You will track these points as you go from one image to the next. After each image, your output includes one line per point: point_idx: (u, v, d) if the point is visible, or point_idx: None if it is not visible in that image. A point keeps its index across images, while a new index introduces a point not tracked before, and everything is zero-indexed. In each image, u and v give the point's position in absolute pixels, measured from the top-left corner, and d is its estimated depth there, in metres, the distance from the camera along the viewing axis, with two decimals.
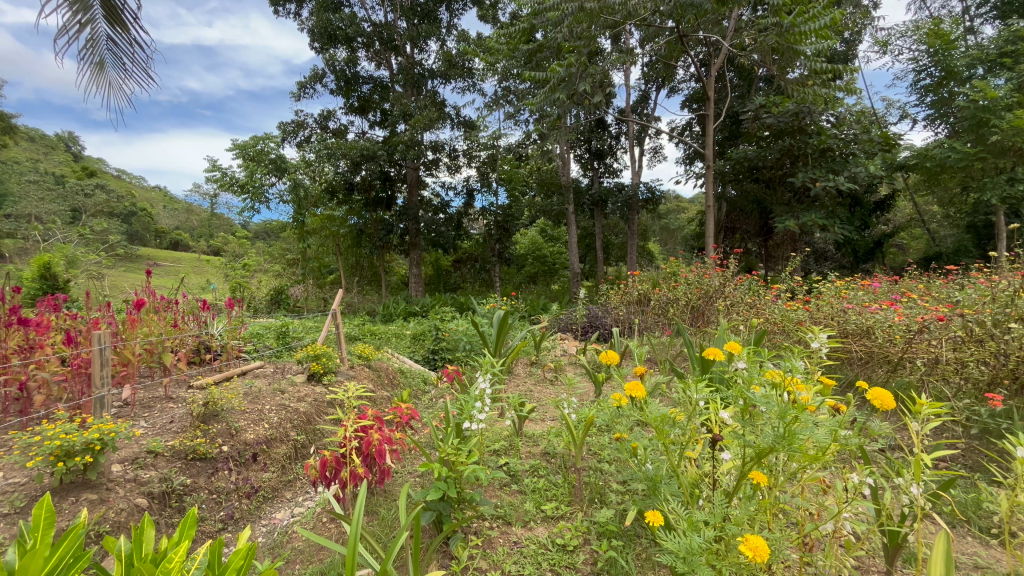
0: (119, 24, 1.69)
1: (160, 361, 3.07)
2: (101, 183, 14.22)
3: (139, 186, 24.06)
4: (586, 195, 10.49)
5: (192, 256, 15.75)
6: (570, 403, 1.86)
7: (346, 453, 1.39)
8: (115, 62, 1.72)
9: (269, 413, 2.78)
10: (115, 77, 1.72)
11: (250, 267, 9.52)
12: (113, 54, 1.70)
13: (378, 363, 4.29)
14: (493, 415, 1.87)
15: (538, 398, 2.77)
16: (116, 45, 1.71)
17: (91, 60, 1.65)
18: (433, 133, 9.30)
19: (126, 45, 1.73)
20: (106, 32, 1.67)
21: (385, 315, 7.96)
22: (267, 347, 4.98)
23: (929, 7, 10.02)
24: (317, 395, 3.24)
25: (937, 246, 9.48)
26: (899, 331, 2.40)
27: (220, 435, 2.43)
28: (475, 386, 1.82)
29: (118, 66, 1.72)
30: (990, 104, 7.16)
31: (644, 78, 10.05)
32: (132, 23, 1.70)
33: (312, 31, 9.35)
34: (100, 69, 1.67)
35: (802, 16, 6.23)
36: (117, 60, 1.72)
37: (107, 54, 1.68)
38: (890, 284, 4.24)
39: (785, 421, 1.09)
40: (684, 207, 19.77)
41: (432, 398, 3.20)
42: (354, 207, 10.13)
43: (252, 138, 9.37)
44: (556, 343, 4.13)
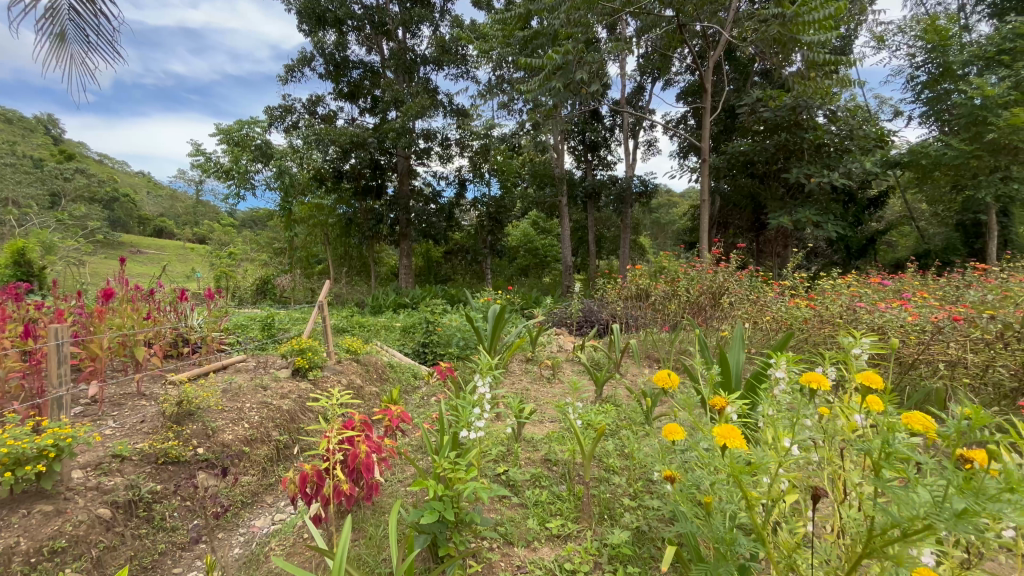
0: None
1: (133, 355, 2.89)
2: (81, 167, 13.77)
3: (122, 171, 23.45)
4: (579, 186, 10.33)
5: (176, 243, 15.39)
6: (575, 406, 1.75)
7: (329, 467, 1.24)
8: (78, 33, 1.57)
9: (249, 411, 2.62)
10: (78, 50, 1.57)
11: (236, 256, 9.26)
12: (76, 25, 1.55)
13: (367, 357, 4.13)
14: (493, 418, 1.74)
15: (536, 398, 2.64)
16: (80, 15, 1.56)
17: (52, 30, 1.50)
18: (425, 120, 9.07)
19: (90, 16, 1.58)
20: (68, 1, 1.51)
21: (375, 307, 7.77)
22: (251, 339, 4.80)
23: (925, 4, 9.93)
24: (301, 391, 3.09)
25: (926, 243, 9.52)
26: (914, 331, 2.28)
27: (196, 436, 2.27)
28: (473, 389, 1.67)
29: (80, 40, 1.57)
30: (986, 102, 7.10)
31: (640, 69, 9.88)
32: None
33: (300, 12, 9.03)
34: (62, 40, 1.52)
35: (806, 7, 6.00)
36: (81, 31, 1.57)
37: (69, 24, 1.53)
38: (888, 281, 4.16)
39: (971, 496, 0.77)
40: (676, 202, 19.76)
41: (423, 396, 3.07)
42: (343, 195, 9.86)
43: (237, 122, 9.05)
44: (553, 338, 4.01)
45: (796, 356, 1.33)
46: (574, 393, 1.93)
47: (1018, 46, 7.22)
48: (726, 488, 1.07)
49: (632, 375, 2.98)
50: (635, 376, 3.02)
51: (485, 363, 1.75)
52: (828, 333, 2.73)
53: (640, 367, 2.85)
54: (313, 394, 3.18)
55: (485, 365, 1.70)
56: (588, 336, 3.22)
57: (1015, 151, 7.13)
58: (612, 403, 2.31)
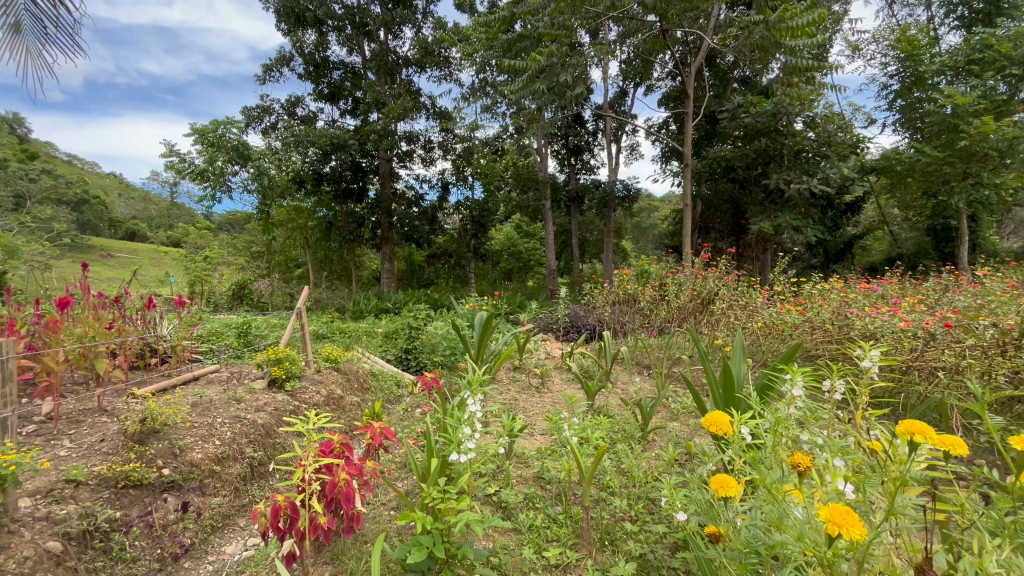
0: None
1: (93, 368, 2.70)
2: (47, 167, 13.21)
3: (91, 172, 22.66)
4: (563, 190, 10.31)
5: (149, 247, 14.90)
6: (571, 421, 1.67)
7: (304, 499, 1.13)
8: (34, 23, 1.84)
9: (220, 426, 2.47)
10: (33, 41, 1.84)
11: (212, 260, 8.95)
12: (31, 16, 1.82)
13: (347, 366, 3.99)
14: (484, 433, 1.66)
15: (525, 410, 2.54)
16: (36, 6, 1.84)
17: (7, 21, 1.78)
18: (407, 122, 8.93)
19: (46, 7, 1.85)
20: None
21: (356, 312, 7.60)
22: (226, 347, 4.59)
23: (897, 15, 10.20)
24: (278, 404, 2.94)
25: (899, 248, 9.76)
26: (908, 337, 2.28)
27: (161, 456, 2.10)
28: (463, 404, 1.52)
29: (36, 31, 1.84)
30: (958, 110, 7.28)
31: (623, 74, 9.92)
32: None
33: (278, 11, 8.81)
34: (17, 31, 1.80)
35: (790, 12, 6.03)
36: (36, 23, 1.84)
37: (23, 15, 1.80)
38: (870, 286, 4.18)
39: None
40: (657, 206, 19.95)
41: (406, 407, 2.95)
42: (323, 198, 9.64)
43: (212, 121, 8.79)
44: (540, 345, 3.92)
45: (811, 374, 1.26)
46: (568, 405, 1.87)
47: (986, 57, 7.43)
48: (781, 545, 0.91)
49: (623, 384, 2.90)
50: (626, 384, 2.95)
51: (472, 376, 1.66)
52: (818, 340, 2.73)
53: (632, 376, 2.78)
54: (291, 407, 3.03)
55: (474, 378, 1.60)
56: (577, 343, 3.14)
57: (986, 158, 7.33)
58: (604, 415, 2.24)
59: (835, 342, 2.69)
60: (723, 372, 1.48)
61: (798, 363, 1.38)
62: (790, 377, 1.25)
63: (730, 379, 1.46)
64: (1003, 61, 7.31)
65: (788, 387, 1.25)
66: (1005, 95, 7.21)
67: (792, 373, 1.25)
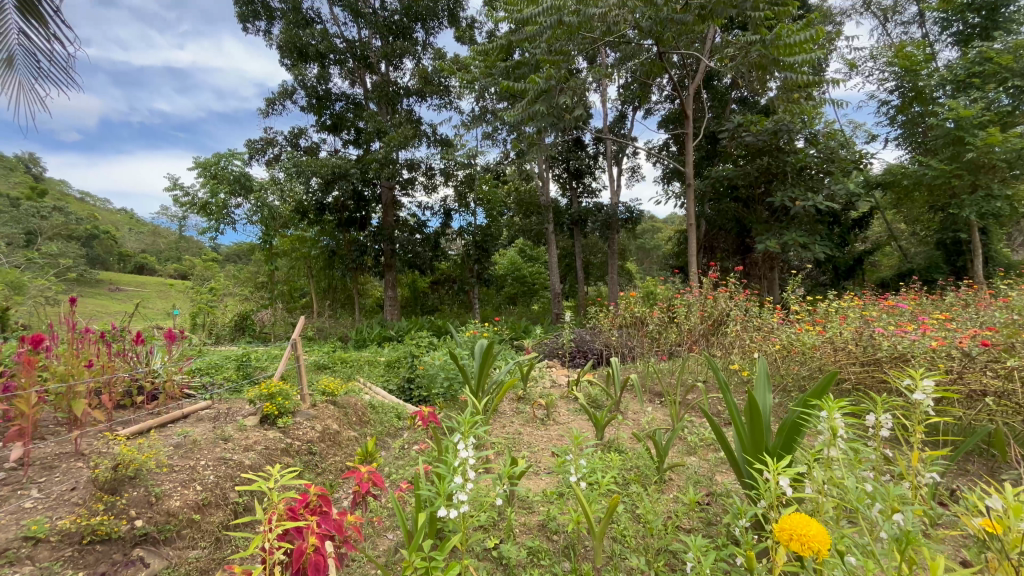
0: (36, 17, 1.77)
1: (73, 408, 2.56)
2: (58, 205, 13.39)
3: (103, 208, 23.10)
4: (565, 214, 10.25)
5: (157, 279, 14.97)
6: (579, 464, 1.52)
7: (265, 569, 0.99)
8: (28, 58, 1.79)
9: (203, 469, 2.30)
10: (26, 74, 1.79)
11: (217, 291, 8.88)
12: (25, 50, 1.77)
13: (345, 399, 3.81)
14: (482, 480, 1.49)
15: (529, 446, 2.36)
16: (30, 40, 1.80)
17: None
18: (408, 150, 8.96)
19: (43, 41, 1.80)
20: (19, 27, 1.77)
21: (358, 340, 7.47)
22: (223, 382, 4.45)
23: (891, 34, 10.26)
24: (268, 444, 2.78)
25: (909, 263, 9.57)
26: (942, 358, 2.13)
27: (135, 505, 1.95)
28: (455, 450, 1.35)
29: (30, 64, 1.79)
30: (963, 122, 7.16)
31: (621, 98, 9.99)
32: (50, 17, 1.78)
33: (281, 46, 8.99)
34: (9, 65, 1.75)
35: (787, 30, 6.02)
36: (29, 57, 1.78)
37: (18, 50, 1.77)
38: (889, 302, 3.99)
39: None
40: (660, 228, 19.92)
41: (403, 444, 2.77)
42: (326, 227, 9.64)
43: (214, 155, 8.87)
44: (546, 372, 3.75)
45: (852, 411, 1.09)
46: (574, 444, 1.71)
47: (987, 69, 7.37)
48: None
49: (634, 414, 2.72)
50: (637, 414, 2.76)
51: (465, 415, 1.49)
52: (842, 362, 2.55)
53: (643, 405, 2.61)
54: (282, 445, 2.87)
55: (465, 419, 1.43)
56: (584, 371, 2.97)
57: (993, 170, 7.20)
58: (614, 451, 2.06)
59: (861, 365, 2.51)
60: (748, 407, 1.28)
61: (831, 397, 1.21)
62: (828, 416, 1.07)
63: (758, 418, 1.26)
64: (1004, 73, 7.26)
65: (828, 429, 1.07)
66: (1009, 107, 7.13)
67: (832, 412, 1.07)
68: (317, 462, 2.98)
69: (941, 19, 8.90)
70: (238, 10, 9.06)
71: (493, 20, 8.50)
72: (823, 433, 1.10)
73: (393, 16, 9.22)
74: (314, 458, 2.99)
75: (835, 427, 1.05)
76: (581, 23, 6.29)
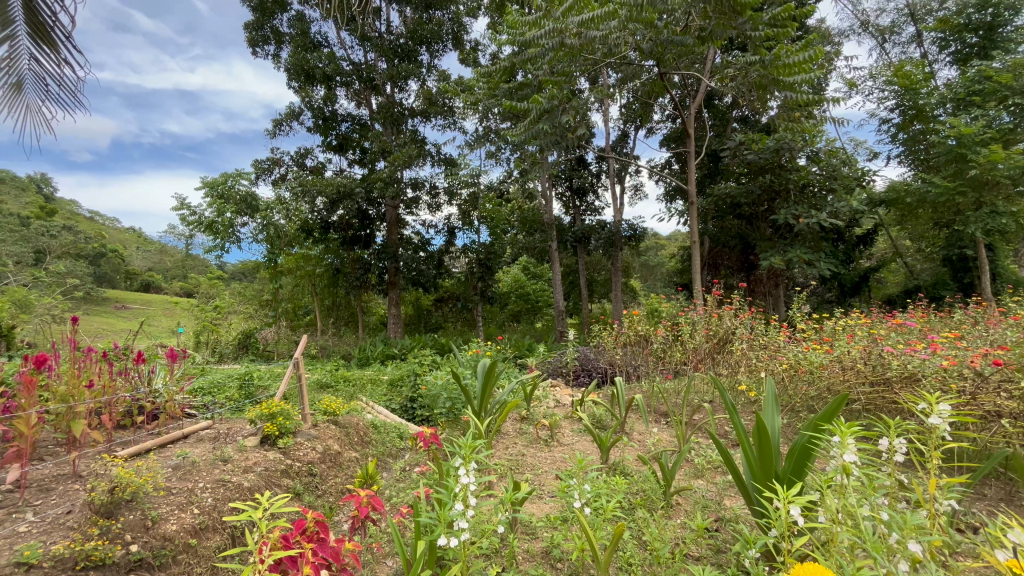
0: (48, 43, 1.55)
1: (72, 429, 2.53)
2: (68, 225, 13.56)
3: (112, 227, 23.41)
4: (568, 232, 10.28)
5: (162, 297, 15.03)
6: (582, 489, 1.49)
7: None
8: (38, 85, 1.55)
9: (201, 492, 2.28)
10: (36, 100, 1.54)
11: (222, 309, 8.89)
12: (36, 76, 1.53)
13: (347, 419, 3.77)
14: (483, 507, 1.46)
15: (532, 468, 2.32)
16: (41, 66, 1.56)
17: (8, 80, 1.48)
18: (413, 170, 9.06)
19: (55, 66, 1.58)
20: (29, 51, 1.53)
21: (361, 359, 7.44)
22: (224, 401, 4.41)
23: (889, 54, 10.37)
24: (268, 465, 2.74)
25: (915, 280, 9.50)
26: (953, 380, 2.10)
27: (131, 530, 1.92)
28: (455, 477, 1.33)
29: (41, 89, 1.55)
30: (965, 140, 7.17)
31: (622, 118, 10.10)
32: (64, 42, 1.57)
33: (290, 69, 9.18)
34: (19, 90, 1.50)
35: (786, 50, 6.09)
36: (40, 80, 1.55)
37: (28, 74, 1.52)
38: (896, 320, 3.94)
39: None
40: (664, 245, 19.93)
41: (404, 465, 2.72)
42: (331, 246, 9.70)
43: (221, 174, 8.99)
44: (550, 392, 3.71)
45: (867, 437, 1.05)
46: (577, 468, 1.68)
47: (987, 87, 7.41)
48: None
49: (639, 435, 2.66)
50: (643, 435, 2.71)
51: (467, 440, 1.48)
52: (852, 383, 2.50)
53: (648, 426, 2.56)
54: (282, 466, 2.83)
55: (466, 443, 1.42)
56: (588, 391, 2.92)
57: (997, 187, 7.19)
58: (619, 474, 2.02)
59: (871, 385, 2.46)
60: (757, 430, 1.24)
61: (843, 421, 1.17)
62: (839, 441, 1.04)
63: (765, 441, 1.23)
64: (1004, 91, 7.31)
65: (840, 454, 1.03)
66: (1010, 124, 7.15)
67: (843, 437, 1.04)
68: (317, 484, 2.94)
69: (938, 39, 8.99)
70: (248, 35, 9.28)
71: (496, 43, 8.66)
72: (834, 458, 1.07)
73: (399, 40, 9.42)
74: (314, 480, 2.95)
75: (848, 452, 1.02)
76: (582, 45, 6.38)
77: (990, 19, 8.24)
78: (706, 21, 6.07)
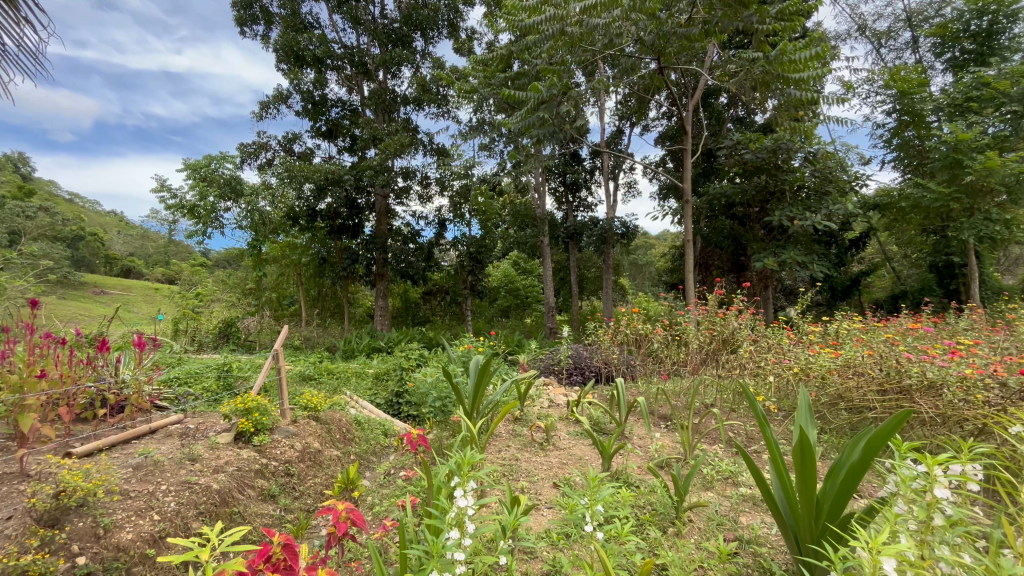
0: None
1: (21, 425, 2.31)
2: (45, 205, 13.06)
3: (93, 210, 22.68)
4: (560, 227, 10.12)
5: (142, 284, 14.59)
6: (593, 511, 1.33)
7: None
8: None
9: (163, 496, 2.09)
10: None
11: (203, 297, 8.59)
12: None
13: (329, 415, 3.57)
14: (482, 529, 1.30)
15: (528, 475, 2.17)
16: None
17: None
18: (404, 159, 8.80)
19: None
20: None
21: (347, 352, 7.22)
22: (200, 393, 4.18)
23: (885, 58, 10.32)
24: (241, 467, 2.55)
25: (903, 285, 9.52)
26: (979, 391, 1.99)
27: (80, 540, 1.73)
28: (444, 500, 1.17)
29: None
30: (962, 145, 7.08)
31: (618, 114, 9.96)
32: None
33: (278, 51, 8.86)
34: None
35: (792, 46, 5.93)
36: None
37: None
38: (896, 324, 3.84)
39: None
40: (653, 245, 19.92)
41: (388, 468, 2.54)
42: (317, 235, 9.42)
43: (204, 157, 8.66)
44: (543, 391, 3.55)
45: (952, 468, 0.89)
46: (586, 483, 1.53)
47: (985, 93, 7.35)
48: None
49: (640, 440, 2.52)
50: (644, 441, 2.57)
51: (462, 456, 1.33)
52: (864, 390, 2.39)
53: (650, 432, 2.42)
54: (257, 466, 2.63)
55: (462, 461, 1.27)
56: (586, 392, 2.76)
57: (990, 194, 7.17)
58: (623, 484, 1.86)
59: (886, 394, 2.34)
60: (796, 445, 1.09)
61: (907, 445, 1.01)
62: (928, 473, 0.88)
63: (808, 459, 1.08)
64: (1001, 98, 7.26)
65: (926, 487, 0.88)
66: (1005, 132, 7.12)
67: (930, 469, 0.88)
68: (294, 486, 2.74)
69: (935, 45, 8.94)
70: (236, 13, 8.93)
71: (494, 30, 8.43)
72: (912, 488, 0.93)
73: (393, 24, 9.13)
74: (291, 481, 2.75)
75: (937, 486, 0.88)
76: (583, 34, 6.17)
77: (987, 26, 8.20)
78: (710, 13, 5.92)
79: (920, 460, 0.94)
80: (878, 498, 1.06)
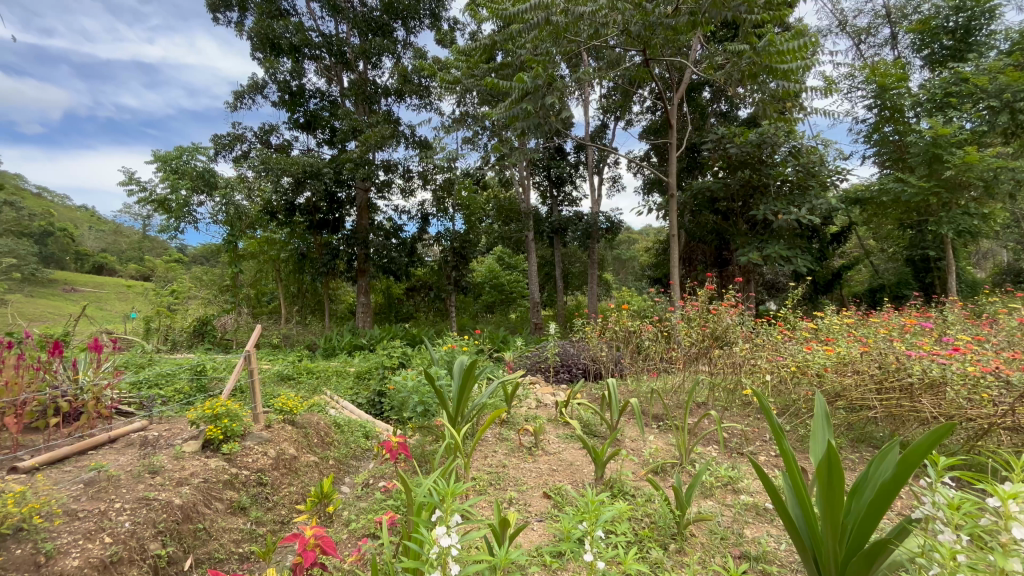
0: None
1: None
2: (10, 199, 12.45)
3: (61, 205, 21.72)
4: (545, 223, 9.99)
5: (114, 280, 13.99)
6: (596, 537, 1.21)
7: None
8: None
9: (116, 516, 1.91)
10: None
11: (179, 294, 8.28)
12: None
13: (306, 418, 3.38)
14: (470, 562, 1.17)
15: (516, 483, 2.05)
16: None
17: None
18: (385, 151, 8.57)
19: None
20: None
21: (327, 350, 7.02)
22: (169, 397, 3.95)
23: (865, 54, 10.35)
24: (209, 478, 2.36)
25: (881, 279, 9.65)
26: (988, 391, 1.93)
27: (15, 569, 1.57)
28: (426, 535, 1.04)
29: None
30: (941, 140, 7.04)
31: (603, 108, 9.86)
32: None
33: (253, 38, 8.53)
34: None
35: (780, 36, 5.83)
36: None
37: None
38: (884, 320, 3.79)
39: None
40: (636, 240, 19.95)
41: (368, 478, 2.39)
42: (296, 230, 9.14)
43: (175, 148, 8.29)
44: (530, 391, 3.43)
45: (1009, 496, 0.82)
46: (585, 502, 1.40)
47: (964, 88, 7.35)
48: None
49: (633, 444, 2.42)
50: (636, 443, 2.46)
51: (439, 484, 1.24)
52: (864, 389, 2.32)
53: (645, 434, 2.32)
54: (225, 476, 2.45)
55: (446, 492, 1.16)
56: (576, 392, 2.63)
57: (968, 188, 7.20)
58: (618, 495, 1.75)
59: (886, 393, 2.29)
60: (823, 462, 0.99)
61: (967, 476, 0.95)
62: (1004, 508, 0.83)
63: (834, 475, 0.98)
64: (979, 94, 7.29)
65: (1003, 526, 0.82)
66: (981, 128, 7.15)
67: (1006, 505, 0.83)
68: (267, 496, 2.57)
69: (915, 41, 8.98)
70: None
71: (477, 20, 8.22)
72: (984, 523, 0.86)
73: (373, 13, 8.85)
74: (263, 491, 2.57)
75: (1013, 525, 0.82)
76: (568, 24, 5.99)
77: (966, 22, 8.25)
78: (697, 4, 5.79)
79: (986, 492, 0.86)
80: (911, 516, 0.98)
